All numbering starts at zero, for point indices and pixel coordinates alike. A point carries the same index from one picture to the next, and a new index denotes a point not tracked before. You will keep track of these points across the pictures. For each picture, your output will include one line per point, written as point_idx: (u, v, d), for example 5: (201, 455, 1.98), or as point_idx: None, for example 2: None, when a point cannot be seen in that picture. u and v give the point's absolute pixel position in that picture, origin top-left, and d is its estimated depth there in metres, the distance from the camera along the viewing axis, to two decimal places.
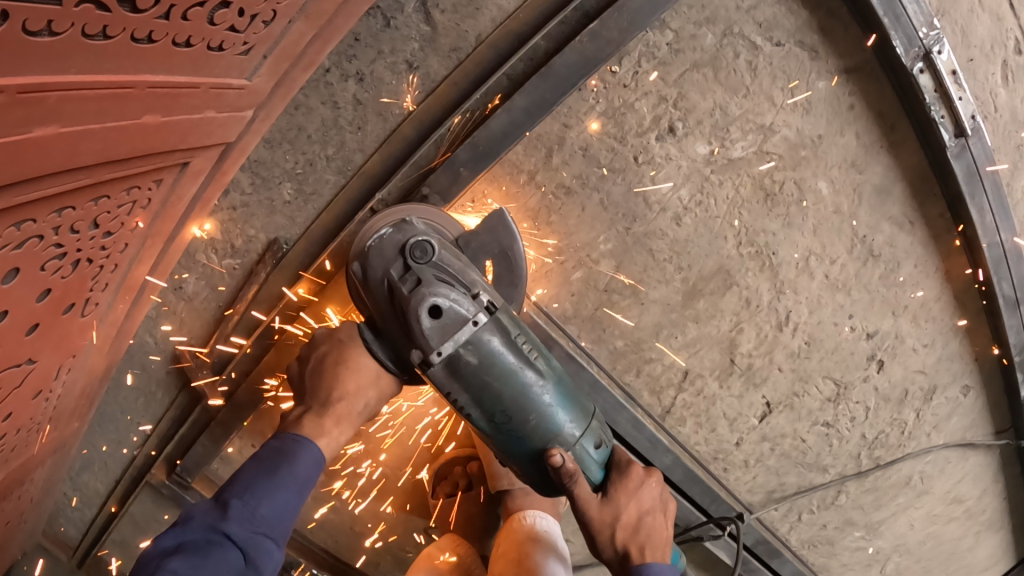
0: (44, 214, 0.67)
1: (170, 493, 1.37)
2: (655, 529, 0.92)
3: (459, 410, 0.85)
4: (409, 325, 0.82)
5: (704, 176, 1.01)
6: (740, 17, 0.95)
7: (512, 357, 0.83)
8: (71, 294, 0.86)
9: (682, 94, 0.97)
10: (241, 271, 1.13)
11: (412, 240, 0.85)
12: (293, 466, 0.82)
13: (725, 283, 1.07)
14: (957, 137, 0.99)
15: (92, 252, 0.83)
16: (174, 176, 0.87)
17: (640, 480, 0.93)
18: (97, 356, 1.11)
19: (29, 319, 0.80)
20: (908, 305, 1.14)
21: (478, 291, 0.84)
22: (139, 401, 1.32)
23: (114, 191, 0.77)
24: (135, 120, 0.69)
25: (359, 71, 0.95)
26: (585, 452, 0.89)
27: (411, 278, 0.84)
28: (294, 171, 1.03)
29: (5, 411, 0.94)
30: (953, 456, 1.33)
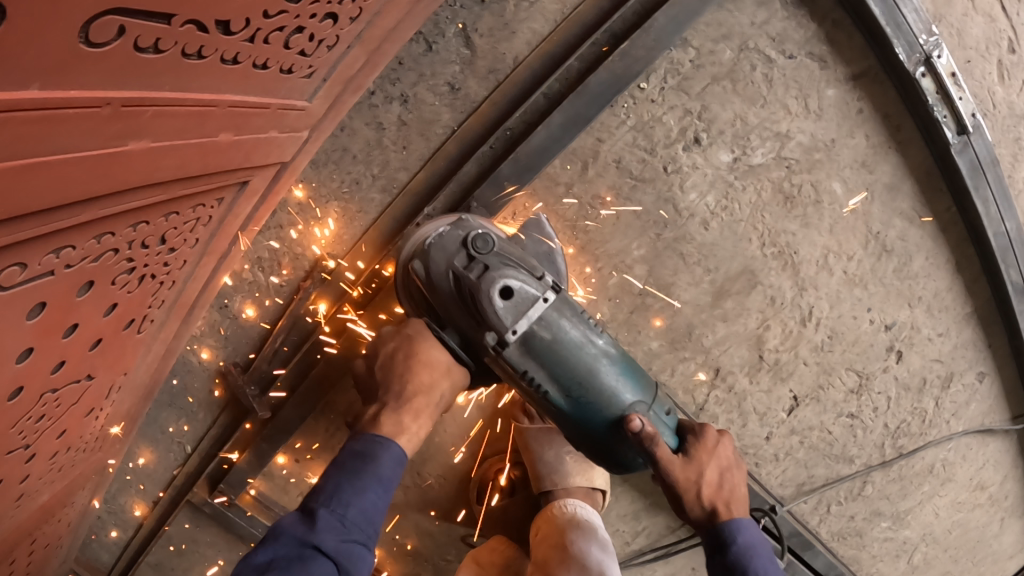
0: (121, 229, 0.71)
1: (212, 511, 1.40)
2: (735, 484, 0.97)
3: (536, 386, 0.92)
4: (483, 309, 0.89)
5: (728, 182, 1.07)
6: (754, 32, 1.02)
7: (580, 331, 0.91)
8: (131, 309, 0.90)
9: (705, 106, 1.04)
10: (286, 288, 1.18)
11: (473, 232, 0.92)
12: (375, 469, 0.86)
13: (751, 282, 1.13)
14: (959, 135, 1.06)
15: (154, 267, 0.87)
16: (234, 195, 0.93)
17: (713, 440, 0.97)
18: (144, 374, 1.16)
19: (95, 332, 0.84)
20: (922, 296, 1.20)
21: (541, 273, 0.92)
22: (180, 420, 1.35)
23: (182, 207, 0.82)
24: (211, 138, 0.74)
25: (403, 94, 1.01)
26: (656, 415, 0.95)
27: (478, 266, 0.90)
28: (340, 190, 1.08)
29: (59, 429, 0.98)
30: (973, 443, 1.38)
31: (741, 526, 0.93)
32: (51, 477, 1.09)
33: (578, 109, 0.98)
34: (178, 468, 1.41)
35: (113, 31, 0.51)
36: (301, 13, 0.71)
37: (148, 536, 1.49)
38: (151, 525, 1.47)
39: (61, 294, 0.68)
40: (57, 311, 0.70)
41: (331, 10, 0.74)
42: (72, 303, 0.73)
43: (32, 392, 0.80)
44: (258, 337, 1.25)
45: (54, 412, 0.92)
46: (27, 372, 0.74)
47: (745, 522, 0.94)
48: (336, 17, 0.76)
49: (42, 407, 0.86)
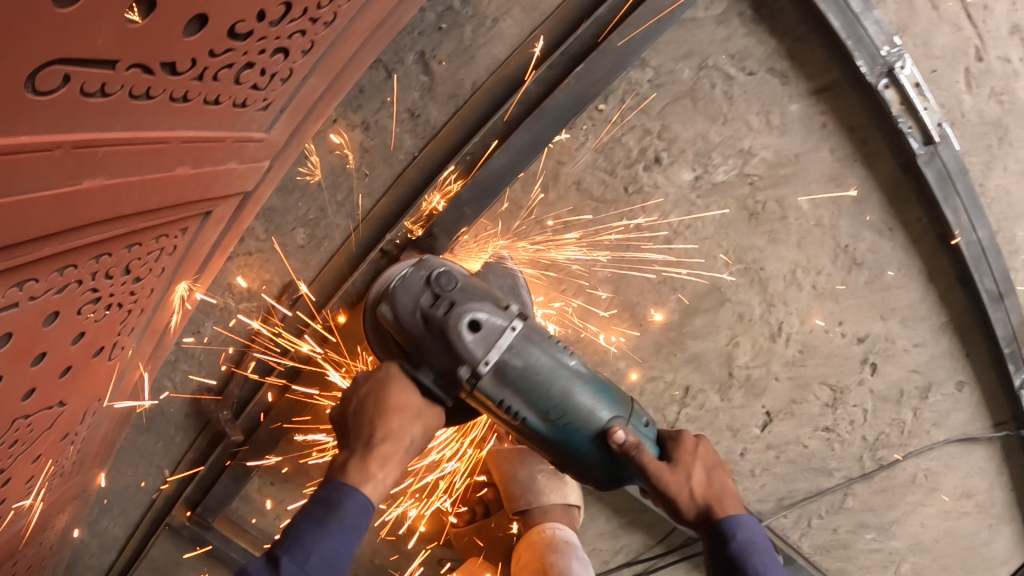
0: (83, 262, 0.73)
1: (190, 535, 1.40)
2: (727, 483, 0.97)
3: (515, 414, 0.92)
4: (453, 344, 0.89)
5: (691, 201, 1.07)
6: (713, 50, 1.02)
7: (551, 353, 0.92)
8: (100, 337, 0.92)
9: (666, 126, 1.03)
10: (257, 313, 1.19)
11: (436, 271, 0.94)
12: (339, 517, 0.83)
13: (719, 299, 1.12)
14: (926, 145, 1.05)
15: (122, 296, 0.89)
16: (198, 224, 0.94)
17: (695, 445, 0.97)
18: (118, 400, 1.17)
19: (63, 361, 0.86)
20: (895, 307, 1.20)
21: (506, 303, 0.94)
22: (158, 445, 1.36)
23: (146, 237, 0.84)
24: (168, 172, 0.74)
25: (364, 121, 1.03)
26: (638, 428, 0.95)
27: (443, 303, 0.92)
28: (306, 217, 1.09)
29: (34, 454, 0.99)
30: (957, 452, 1.37)
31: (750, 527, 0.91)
32: (30, 502, 1.10)
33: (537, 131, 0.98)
34: (156, 492, 1.41)
35: (58, 80, 0.52)
36: (249, 49, 0.71)
37: (128, 562, 1.47)
38: (131, 551, 1.46)
39: (27, 324, 0.71)
40: (26, 339, 0.73)
41: (281, 44, 0.74)
42: (38, 332, 0.75)
43: (5, 417, 0.81)
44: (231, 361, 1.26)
45: (28, 438, 0.93)
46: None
47: (751, 522, 0.92)
48: (287, 51, 0.76)
49: (13, 432, 0.87)
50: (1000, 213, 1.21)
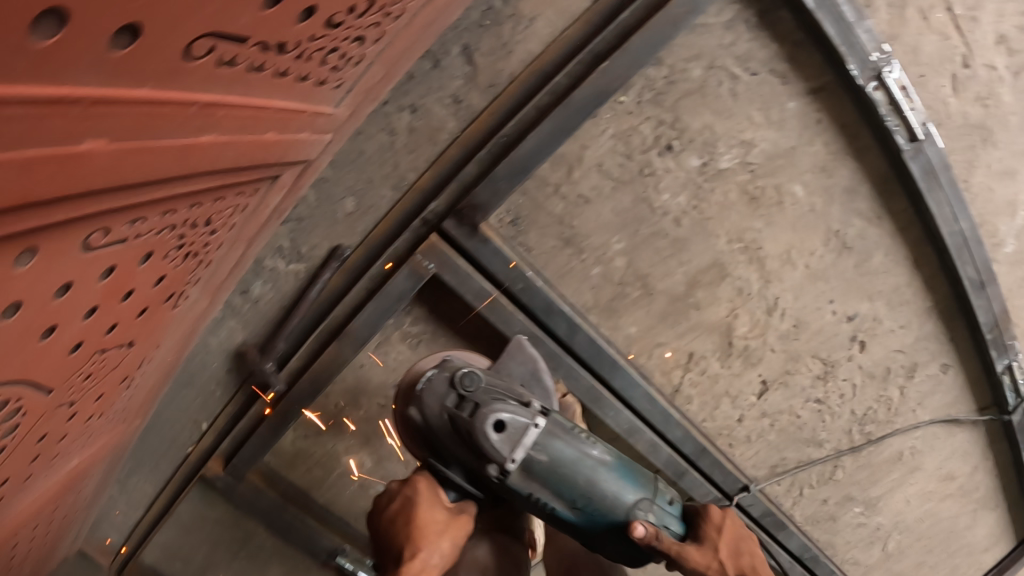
0: (179, 209, 0.89)
1: (224, 487, 1.42)
2: (754, 550, 1.05)
3: (544, 504, 1.04)
4: (481, 445, 1.01)
5: (698, 184, 1.20)
6: (721, 52, 1.16)
7: (573, 444, 1.05)
8: (175, 282, 1.07)
9: (678, 117, 1.17)
10: (304, 274, 1.33)
11: (461, 371, 1.07)
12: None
13: (721, 274, 1.25)
14: (911, 141, 1.19)
15: (198, 246, 1.04)
16: (266, 187, 1.08)
17: (721, 516, 1.07)
18: (168, 352, 1.23)
19: (145, 298, 1.01)
20: (882, 290, 1.31)
21: (529, 399, 1.07)
22: (196, 401, 1.41)
23: (227, 195, 0.99)
24: (259, 135, 0.89)
25: (412, 104, 1.16)
26: (659, 505, 1.07)
27: (469, 406, 1.04)
28: (355, 187, 1.23)
29: (96, 392, 1.06)
30: (939, 432, 1.47)
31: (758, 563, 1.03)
32: (85, 441, 1.13)
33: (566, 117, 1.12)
34: (191, 447, 1.46)
35: (206, 50, 0.62)
36: (336, 36, 0.85)
37: (150, 524, 1.48)
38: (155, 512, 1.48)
39: (126, 261, 0.84)
40: (123, 273, 0.86)
41: (360, 33, 0.90)
42: (133, 270, 0.89)
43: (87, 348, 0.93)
44: (276, 319, 1.37)
45: (98, 373, 1.03)
46: (88, 329, 0.88)
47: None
48: (363, 39, 0.92)
49: (90, 365, 0.99)
50: (982, 208, 1.34)
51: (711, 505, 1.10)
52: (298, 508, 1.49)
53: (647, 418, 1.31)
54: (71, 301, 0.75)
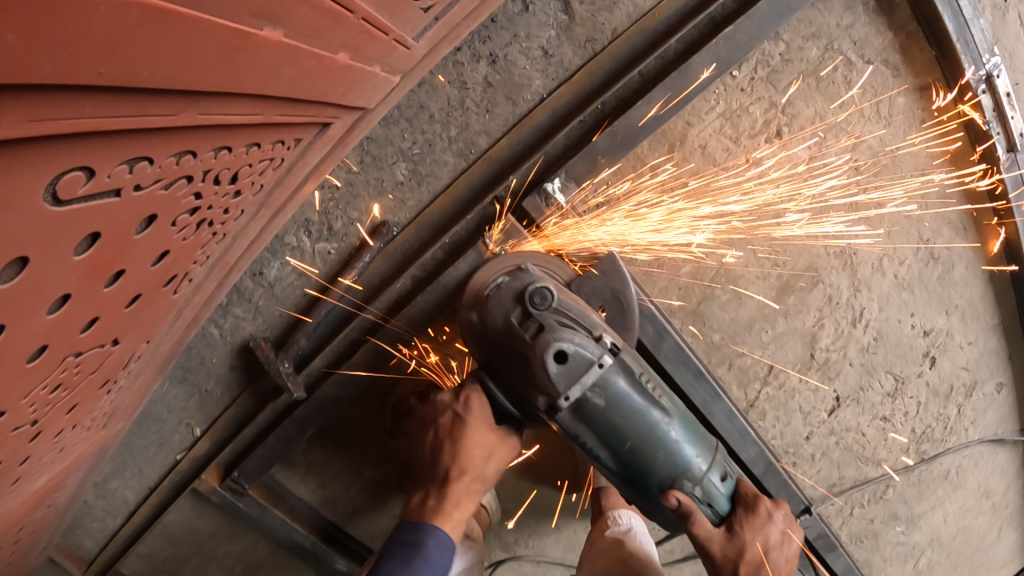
0: (205, 152, 0.54)
1: (222, 502, 1.25)
2: (780, 560, 0.93)
3: (587, 449, 0.87)
4: (535, 371, 0.83)
5: (803, 178, 1.08)
6: (839, 34, 1.05)
7: (639, 398, 0.86)
8: (178, 262, 0.74)
9: (790, 102, 1.05)
10: (335, 256, 1.10)
11: (530, 286, 0.86)
12: (425, 558, 0.86)
13: (814, 279, 1.15)
14: (1009, 151, 1.13)
15: (211, 213, 0.69)
16: (312, 137, 0.75)
17: (762, 526, 0.91)
18: (164, 345, 1.04)
19: (136, 287, 0.68)
20: (958, 303, 1.26)
21: (601, 333, 0.86)
22: (191, 401, 1.22)
23: (266, 139, 0.63)
24: (332, 54, 0.58)
25: (492, 53, 0.97)
26: (712, 479, 0.90)
27: (534, 325, 0.84)
28: (410, 151, 1.01)
29: (71, 402, 0.88)
30: (985, 451, 1.45)
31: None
32: (53, 458, 0.95)
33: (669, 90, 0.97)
34: (182, 453, 1.27)
35: None
36: None
37: (139, 527, 1.33)
38: (143, 516, 1.32)
39: (116, 229, 0.49)
40: (109, 252, 0.51)
41: None
42: (127, 245, 0.54)
43: (58, 350, 0.67)
44: (295, 311, 1.15)
45: (73, 379, 0.82)
46: (52, 331, 0.58)
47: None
48: None
49: (61, 374, 0.75)
50: None
51: (759, 500, 0.93)
52: (305, 526, 1.35)
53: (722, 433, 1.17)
54: (30, 288, 0.44)
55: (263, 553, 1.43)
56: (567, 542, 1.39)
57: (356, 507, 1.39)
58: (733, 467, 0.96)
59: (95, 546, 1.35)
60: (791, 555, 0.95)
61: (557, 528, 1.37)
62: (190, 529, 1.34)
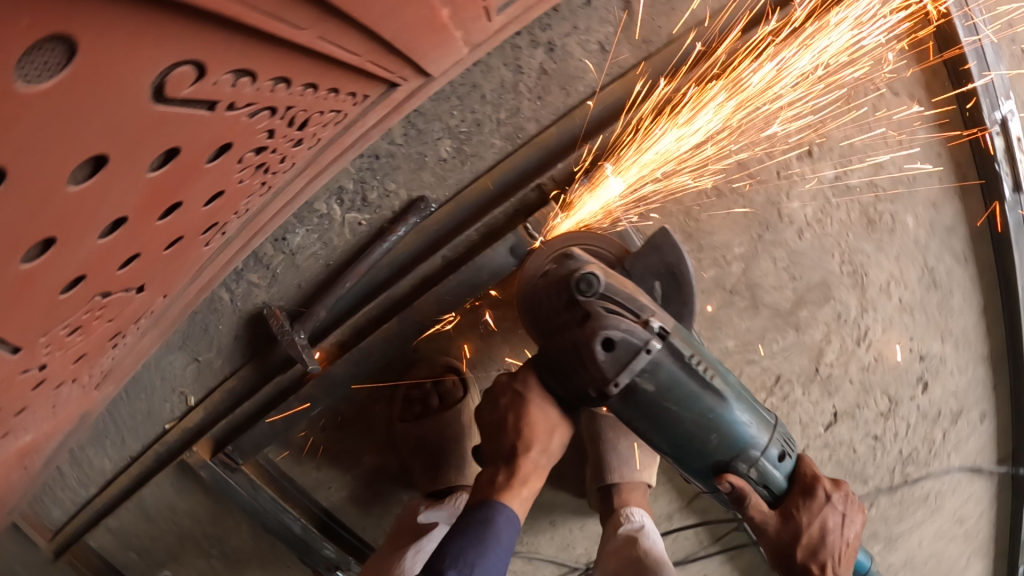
0: (296, 84, 0.61)
1: (211, 476, 1.23)
2: (840, 545, 0.98)
3: (640, 431, 0.94)
4: (584, 360, 0.89)
5: (826, 197, 1.14)
6: (872, 64, 1.10)
7: (690, 381, 0.90)
8: (225, 207, 0.76)
9: (821, 122, 1.11)
10: (365, 228, 1.09)
11: (577, 272, 0.89)
12: (495, 534, 0.95)
13: (826, 295, 1.20)
14: (1015, 192, 1.20)
15: (271, 157, 0.74)
16: (376, 95, 0.83)
17: (817, 508, 0.97)
18: (178, 304, 1.03)
19: (182, 226, 0.69)
20: (953, 331, 1.32)
21: (649, 318, 0.89)
22: (188, 369, 1.21)
23: (343, 86, 0.71)
24: (427, 13, 0.68)
25: (550, 41, 1.01)
26: (768, 461, 0.95)
27: (581, 312, 0.89)
28: (458, 129, 1.03)
29: (79, 351, 0.84)
30: (963, 478, 1.51)
31: (835, 555, 0.97)
32: (45, 413, 0.93)
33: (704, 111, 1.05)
34: (173, 422, 1.25)
35: None
36: None
37: (116, 498, 1.31)
38: (121, 486, 1.30)
39: (197, 145, 0.54)
40: (185, 167, 0.56)
41: None
42: (199, 169, 0.59)
43: (91, 288, 0.64)
44: (314, 283, 1.13)
45: (90, 325, 0.79)
46: (95, 260, 0.57)
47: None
48: None
49: (84, 315, 0.72)
50: None
51: (818, 482, 0.99)
52: (296, 508, 1.30)
53: None
54: (96, 190, 0.47)
55: (244, 538, 1.39)
56: (561, 541, 1.38)
57: (351, 493, 1.33)
58: (792, 447, 1.00)
59: (64, 516, 1.34)
60: (852, 535, 1.00)
61: (555, 526, 1.37)
62: (168, 506, 1.32)
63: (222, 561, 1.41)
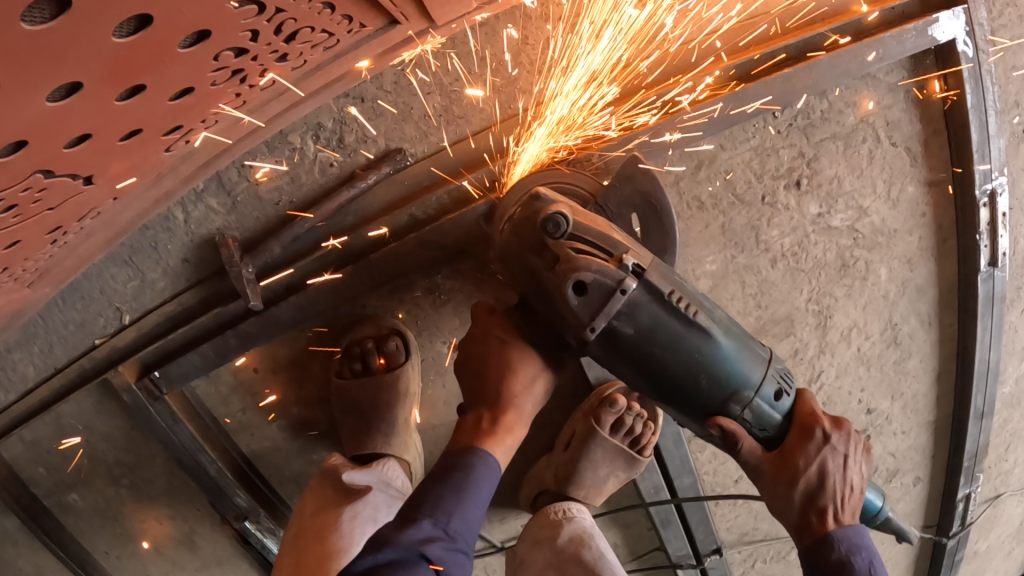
0: None
1: (132, 402, 1.16)
2: (842, 495, 0.99)
3: (626, 380, 0.94)
4: (561, 306, 0.88)
5: (806, 233, 1.14)
6: (877, 111, 1.09)
7: (670, 321, 0.88)
8: (194, 110, 0.74)
9: (816, 157, 1.09)
10: (336, 171, 1.04)
11: (543, 213, 0.86)
12: (475, 483, 0.96)
13: (787, 329, 1.21)
14: (989, 266, 1.19)
15: (252, 66, 0.73)
16: (374, 30, 0.81)
17: (816, 450, 0.96)
18: (128, 211, 0.96)
19: (145, 116, 0.68)
20: (904, 393, 1.34)
21: (623, 256, 0.87)
22: (130, 286, 1.13)
23: (341, 5, 0.71)
24: None
25: (562, 18, 0.97)
26: (762, 402, 0.94)
27: (552, 252, 0.87)
28: (451, 87, 0.99)
29: (12, 238, 0.78)
30: (886, 538, 1.52)
31: (835, 501, 0.98)
32: None
33: (720, 100, 0.98)
34: (102, 339, 1.16)
35: None
36: None
37: (32, 410, 1.22)
38: (40, 398, 1.20)
39: (169, 18, 0.55)
40: (153, 44, 0.57)
41: None
42: (167, 53, 0.60)
43: (34, 157, 0.62)
44: (274, 218, 1.08)
45: (28, 210, 0.73)
46: (40, 124, 0.57)
47: (861, 528, 0.98)
48: None
49: (19, 193, 0.67)
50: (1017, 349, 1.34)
51: (813, 421, 0.97)
52: (215, 450, 1.25)
53: (660, 450, 1.22)
54: (50, 44, 0.49)
55: (158, 471, 1.33)
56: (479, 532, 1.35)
57: (273, 444, 1.29)
58: (790, 385, 0.99)
59: None
60: (858, 475, 1.01)
61: None
62: (85, 425, 1.25)
63: (131, 491, 1.35)
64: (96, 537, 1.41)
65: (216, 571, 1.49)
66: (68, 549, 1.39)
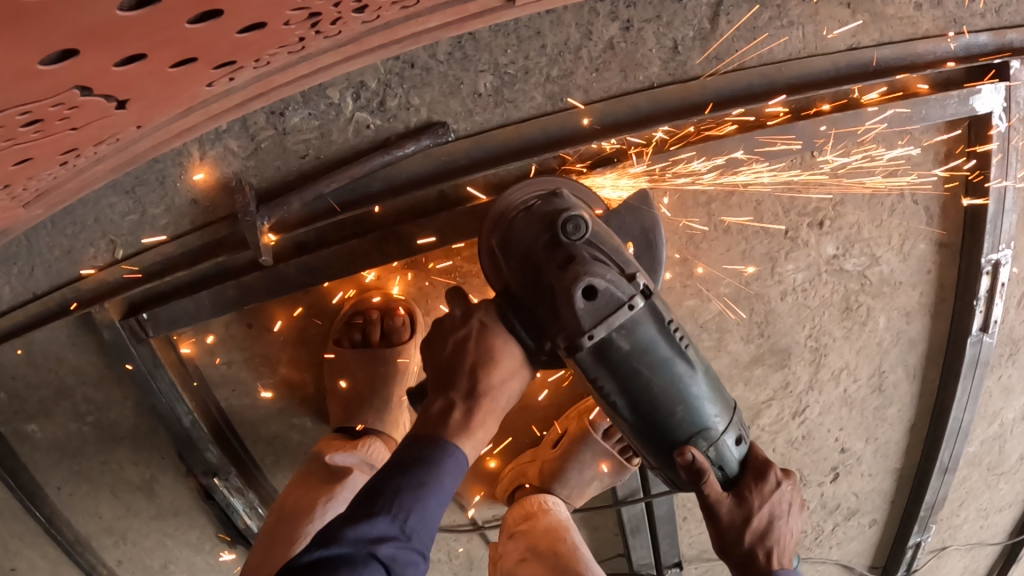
0: None
1: (113, 340, 1.11)
2: (783, 536, 1.00)
3: (604, 394, 0.91)
4: (564, 305, 0.86)
5: (819, 271, 1.17)
6: (906, 166, 1.11)
7: (667, 345, 0.90)
8: (251, 47, 0.70)
9: (841, 202, 1.12)
10: (371, 134, 1.01)
11: (565, 214, 0.89)
12: (439, 476, 0.89)
13: (782, 361, 1.25)
14: (979, 331, 1.24)
15: (328, 12, 0.70)
16: None
17: (767, 492, 0.98)
18: (147, 143, 0.91)
19: (204, 44, 0.64)
20: (878, 438, 1.39)
21: (635, 273, 0.89)
22: (128, 219, 1.06)
23: None
24: None
25: (630, 20, 0.96)
26: (725, 443, 0.96)
27: (565, 252, 0.87)
28: (504, 69, 0.97)
29: (26, 154, 0.73)
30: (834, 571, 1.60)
31: (776, 543, 1.00)
32: None
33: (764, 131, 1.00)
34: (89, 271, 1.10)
35: None
36: None
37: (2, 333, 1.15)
38: (13, 322, 1.13)
39: None
40: None
41: None
42: None
43: (79, 69, 0.58)
44: (296, 171, 1.04)
45: (51, 127, 0.68)
46: (100, 32, 0.53)
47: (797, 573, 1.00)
48: None
49: (53, 106, 0.63)
50: (987, 412, 1.41)
51: (770, 467, 0.99)
52: (192, 401, 1.21)
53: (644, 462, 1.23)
54: None
55: (127, 413, 1.27)
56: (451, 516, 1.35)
57: (253, 402, 1.25)
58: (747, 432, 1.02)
59: None
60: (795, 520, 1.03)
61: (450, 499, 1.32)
62: (55, 355, 1.18)
63: (94, 430, 1.29)
64: (49, 472, 1.34)
65: (171, 521, 1.44)
66: (19, 480, 1.33)
